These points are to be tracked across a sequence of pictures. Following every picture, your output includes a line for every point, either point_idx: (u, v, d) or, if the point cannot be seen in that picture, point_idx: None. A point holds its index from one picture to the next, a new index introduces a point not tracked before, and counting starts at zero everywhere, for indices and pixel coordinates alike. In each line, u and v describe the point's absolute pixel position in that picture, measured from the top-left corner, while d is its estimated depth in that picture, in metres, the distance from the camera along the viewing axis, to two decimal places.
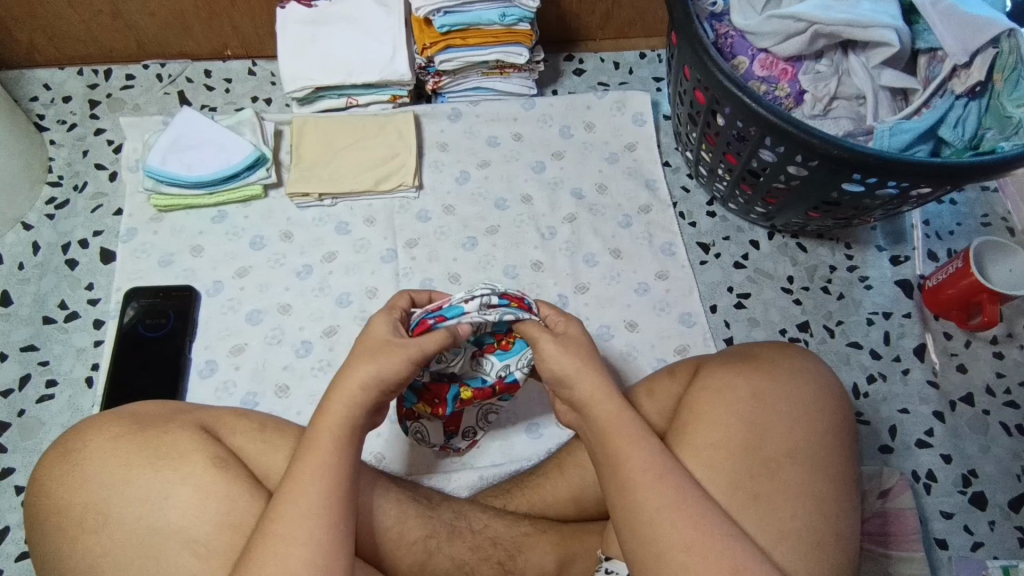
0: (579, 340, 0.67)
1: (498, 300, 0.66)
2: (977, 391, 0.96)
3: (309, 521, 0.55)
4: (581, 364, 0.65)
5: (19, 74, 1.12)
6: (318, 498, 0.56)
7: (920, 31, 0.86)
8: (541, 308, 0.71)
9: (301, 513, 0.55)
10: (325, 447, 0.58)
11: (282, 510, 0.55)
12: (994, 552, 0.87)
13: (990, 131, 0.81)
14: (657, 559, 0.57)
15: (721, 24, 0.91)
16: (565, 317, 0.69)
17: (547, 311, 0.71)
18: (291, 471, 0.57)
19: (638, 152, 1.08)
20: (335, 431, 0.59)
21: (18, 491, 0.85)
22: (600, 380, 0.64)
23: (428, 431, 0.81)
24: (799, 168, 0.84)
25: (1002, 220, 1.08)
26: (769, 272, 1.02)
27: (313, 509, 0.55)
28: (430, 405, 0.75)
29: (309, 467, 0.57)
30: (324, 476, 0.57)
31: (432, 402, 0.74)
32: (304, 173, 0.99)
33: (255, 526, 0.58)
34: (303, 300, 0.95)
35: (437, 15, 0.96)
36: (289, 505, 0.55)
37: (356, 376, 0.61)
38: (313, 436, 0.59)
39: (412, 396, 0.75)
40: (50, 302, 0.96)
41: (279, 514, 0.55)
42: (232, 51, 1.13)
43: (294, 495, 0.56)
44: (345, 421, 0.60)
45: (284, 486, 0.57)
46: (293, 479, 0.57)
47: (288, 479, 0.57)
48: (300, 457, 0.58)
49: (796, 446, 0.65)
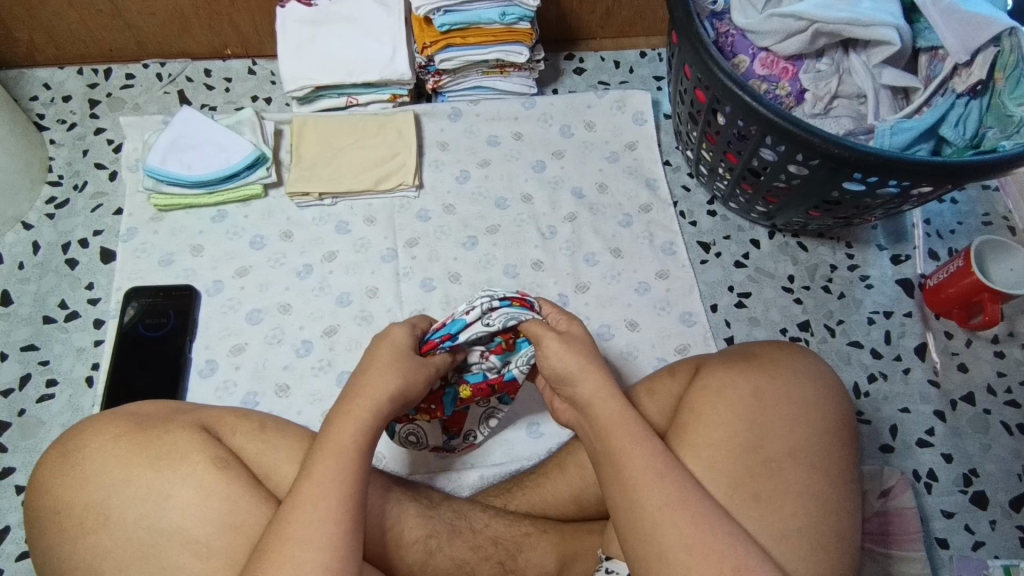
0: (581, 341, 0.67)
1: (499, 303, 0.67)
2: (978, 391, 0.95)
3: (324, 525, 0.55)
4: (583, 364, 0.65)
5: (19, 74, 1.12)
6: (336, 503, 0.56)
7: (921, 30, 0.85)
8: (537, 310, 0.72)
9: (318, 518, 0.55)
10: (347, 454, 0.58)
11: (299, 514, 0.55)
12: (995, 552, 0.87)
13: (992, 130, 0.81)
14: (659, 558, 0.56)
15: (722, 22, 0.90)
16: (568, 317, 0.70)
17: (545, 312, 0.72)
18: (308, 472, 0.57)
19: (638, 152, 1.08)
20: (351, 435, 0.59)
21: (18, 491, 0.85)
22: (602, 380, 0.64)
23: (427, 433, 0.80)
24: (800, 167, 0.83)
25: (1003, 219, 1.08)
26: (769, 271, 1.02)
27: (331, 513, 0.55)
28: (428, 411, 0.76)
29: (326, 470, 0.57)
30: (340, 479, 0.57)
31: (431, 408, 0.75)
32: (304, 173, 0.99)
33: (263, 532, 0.58)
34: (303, 299, 0.95)
35: (437, 14, 0.95)
36: (306, 508, 0.55)
37: (376, 385, 0.62)
38: (328, 440, 0.59)
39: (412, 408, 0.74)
40: (50, 301, 0.96)
41: (297, 517, 0.55)
42: (231, 50, 1.13)
43: (312, 500, 0.56)
44: (362, 426, 0.60)
45: (302, 486, 0.57)
46: (310, 482, 0.57)
47: (303, 482, 0.57)
48: (317, 460, 0.58)
49: (796, 445, 0.64)
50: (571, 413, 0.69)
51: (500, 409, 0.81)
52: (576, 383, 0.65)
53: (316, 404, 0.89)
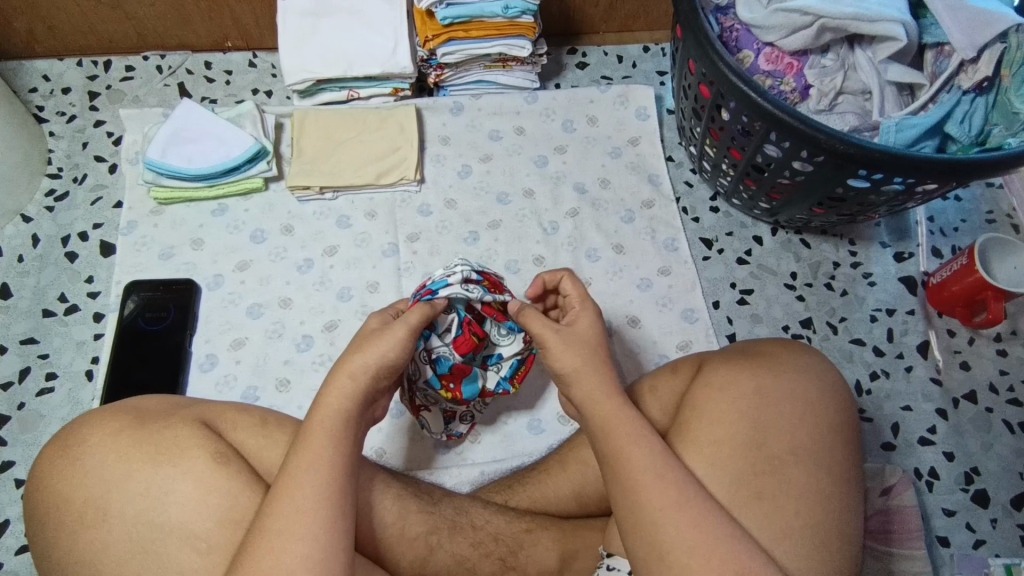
0: (587, 331, 0.67)
1: (475, 275, 0.72)
2: (980, 388, 0.95)
3: (307, 516, 0.54)
4: (579, 365, 0.65)
5: (18, 65, 1.11)
6: (313, 491, 0.56)
7: (927, 26, 0.84)
8: (569, 283, 0.72)
9: (296, 508, 0.55)
10: (319, 442, 0.58)
11: (277, 505, 0.55)
12: (996, 550, 0.86)
13: (997, 128, 0.80)
14: (658, 560, 0.56)
15: (726, 17, 0.89)
16: (581, 305, 0.70)
17: (577, 286, 0.71)
18: (285, 467, 0.57)
19: (641, 147, 1.08)
20: (330, 423, 0.59)
21: (18, 484, 0.85)
22: (600, 381, 0.64)
23: (429, 420, 0.82)
24: (804, 164, 0.83)
25: (1007, 217, 1.07)
26: (772, 268, 1.02)
27: (307, 504, 0.55)
28: (449, 390, 0.76)
29: (304, 461, 0.57)
30: (321, 469, 0.57)
31: (449, 384, 0.76)
32: (304, 167, 0.98)
33: (252, 523, 0.57)
34: (304, 294, 0.95)
35: (438, 6, 0.94)
36: (284, 500, 0.55)
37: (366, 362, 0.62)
38: (308, 431, 0.59)
39: (434, 378, 0.75)
40: (50, 294, 0.96)
41: (276, 508, 0.55)
42: (232, 43, 1.13)
43: (288, 489, 0.56)
44: (349, 415, 0.60)
45: (279, 482, 0.56)
46: (289, 472, 0.57)
47: (283, 474, 0.57)
48: (299, 450, 0.58)
49: (798, 443, 0.64)
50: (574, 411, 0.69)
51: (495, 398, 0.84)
52: (572, 385, 0.65)
53: None
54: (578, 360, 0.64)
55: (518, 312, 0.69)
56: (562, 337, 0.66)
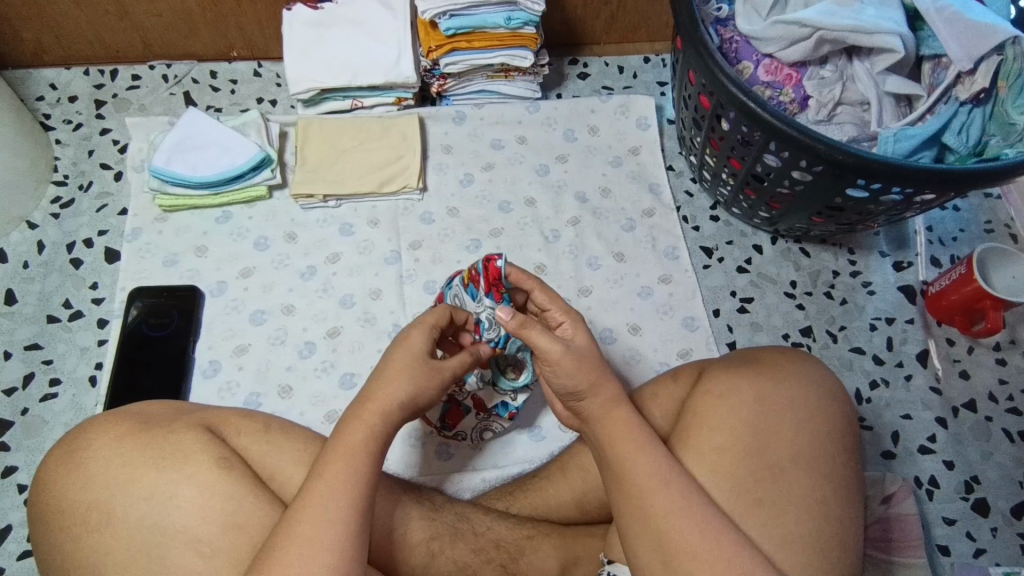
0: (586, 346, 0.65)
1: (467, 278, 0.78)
2: (980, 397, 0.96)
3: (332, 524, 0.55)
4: (592, 380, 0.64)
5: (24, 74, 1.12)
6: (344, 506, 0.56)
7: (925, 38, 0.86)
8: (545, 294, 0.68)
9: (323, 518, 0.55)
10: (355, 452, 0.59)
11: (306, 513, 0.55)
12: (996, 559, 0.87)
13: (994, 138, 0.81)
14: (666, 563, 0.57)
15: (725, 29, 0.90)
16: (573, 323, 0.67)
17: (560, 302, 0.68)
18: (315, 473, 0.58)
19: (641, 156, 1.09)
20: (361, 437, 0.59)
21: (21, 490, 0.86)
22: (614, 390, 0.64)
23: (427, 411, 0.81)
24: (803, 173, 0.84)
25: (1005, 227, 1.08)
26: (772, 277, 1.03)
27: (337, 514, 0.55)
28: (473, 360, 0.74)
29: (333, 475, 0.57)
30: (351, 485, 0.57)
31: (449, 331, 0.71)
32: (309, 174, 0.99)
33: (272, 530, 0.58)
34: (307, 301, 0.96)
35: (442, 18, 0.96)
36: (315, 506, 0.56)
37: (383, 391, 0.61)
38: (339, 442, 0.59)
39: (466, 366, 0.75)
40: (54, 300, 0.96)
41: (304, 514, 0.55)
42: (237, 52, 1.14)
43: (321, 499, 0.56)
44: (375, 432, 0.60)
45: (308, 490, 0.57)
46: (320, 479, 0.57)
47: (313, 480, 0.57)
48: (327, 461, 0.58)
49: (799, 450, 0.65)
50: (574, 419, 0.69)
51: (497, 425, 0.84)
52: (583, 399, 0.65)
53: (318, 405, 0.89)
54: (592, 376, 0.63)
55: (519, 326, 0.63)
56: (571, 352, 0.63)
